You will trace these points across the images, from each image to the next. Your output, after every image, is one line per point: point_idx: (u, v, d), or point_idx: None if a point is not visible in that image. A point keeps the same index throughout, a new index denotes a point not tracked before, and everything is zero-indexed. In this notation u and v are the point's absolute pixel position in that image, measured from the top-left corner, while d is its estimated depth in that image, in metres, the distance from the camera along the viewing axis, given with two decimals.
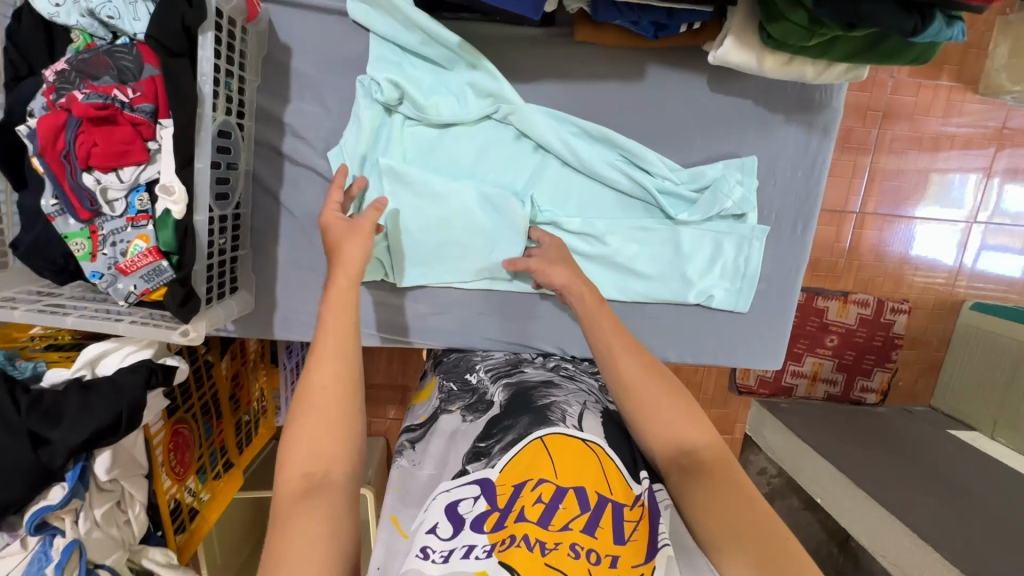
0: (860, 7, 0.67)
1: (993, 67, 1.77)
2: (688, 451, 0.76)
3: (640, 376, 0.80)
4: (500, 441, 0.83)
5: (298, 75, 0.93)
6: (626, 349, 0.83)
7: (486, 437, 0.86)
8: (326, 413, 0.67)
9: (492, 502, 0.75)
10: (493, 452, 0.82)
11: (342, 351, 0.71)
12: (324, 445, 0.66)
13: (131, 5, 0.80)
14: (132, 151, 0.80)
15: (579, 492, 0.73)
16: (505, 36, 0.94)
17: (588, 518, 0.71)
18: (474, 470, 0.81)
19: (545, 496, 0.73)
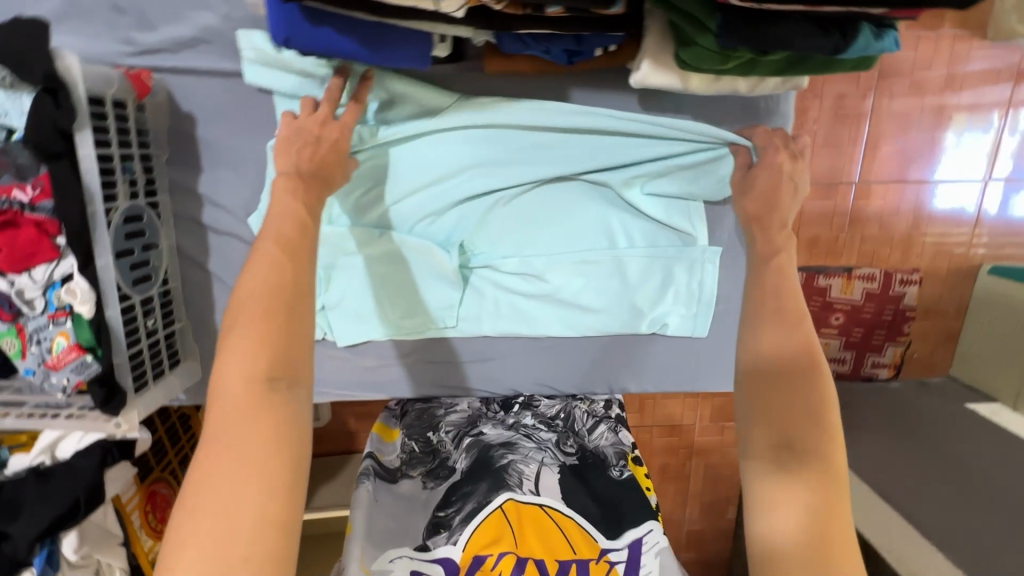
0: (766, 33, 0.59)
1: (1002, 8, 1.58)
2: (793, 442, 0.65)
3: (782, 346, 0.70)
4: (460, 512, 0.80)
5: (206, 143, 0.89)
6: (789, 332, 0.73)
7: (444, 506, 0.81)
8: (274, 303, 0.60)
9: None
10: (454, 524, 0.79)
11: (286, 246, 0.65)
12: (274, 330, 0.59)
13: (14, 99, 0.74)
14: (39, 251, 0.79)
15: (540, 563, 0.76)
16: (415, 78, 0.87)
17: None
18: (436, 546, 0.77)
19: (505, 570, 0.75)
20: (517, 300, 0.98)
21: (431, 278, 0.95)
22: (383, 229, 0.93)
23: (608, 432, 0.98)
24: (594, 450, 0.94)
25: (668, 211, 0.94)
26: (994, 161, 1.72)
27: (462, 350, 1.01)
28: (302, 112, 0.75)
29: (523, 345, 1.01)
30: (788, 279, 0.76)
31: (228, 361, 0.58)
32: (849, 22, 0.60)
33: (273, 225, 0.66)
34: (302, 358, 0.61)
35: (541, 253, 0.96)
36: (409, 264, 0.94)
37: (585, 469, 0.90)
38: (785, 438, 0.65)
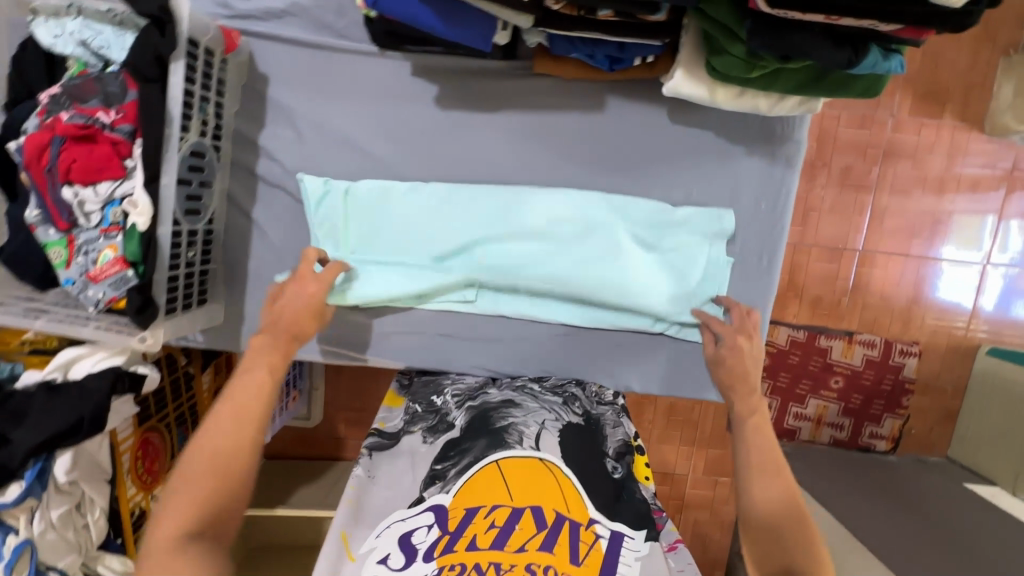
0: (787, 41, 0.68)
1: (998, 108, 1.72)
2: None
3: (766, 464, 0.81)
4: (456, 464, 0.71)
5: (274, 102, 0.99)
6: (763, 451, 0.83)
7: (442, 460, 0.73)
8: (220, 469, 0.69)
9: (445, 528, 0.65)
10: (449, 475, 0.70)
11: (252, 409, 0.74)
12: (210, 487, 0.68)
13: (121, 36, 0.87)
14: (109, 168, 0.85)
15: (535, 513, 0.66)
16: (469, 69, 0.97)
17: (544, 537, 0.64)
18: (430, 495, 0.69)
19: (498, 521, 0.65)
20: (538, 285, 1.03)
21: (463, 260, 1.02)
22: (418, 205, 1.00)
23: (613, 415, 0.91)
24: (598, 417, 0.87)
25: (694, 217, 1.00)
26: (994, 248, 1.80)
27: (477, 326, 1.05)
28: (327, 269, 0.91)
29: (536, 333, 1.05)
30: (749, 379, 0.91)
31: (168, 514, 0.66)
32: (861, 39, 0.69)
33: (242, 387, 0.76)
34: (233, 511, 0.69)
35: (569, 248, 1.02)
36: (436, 237, 1.01)
37: (587, 432, 0.80)
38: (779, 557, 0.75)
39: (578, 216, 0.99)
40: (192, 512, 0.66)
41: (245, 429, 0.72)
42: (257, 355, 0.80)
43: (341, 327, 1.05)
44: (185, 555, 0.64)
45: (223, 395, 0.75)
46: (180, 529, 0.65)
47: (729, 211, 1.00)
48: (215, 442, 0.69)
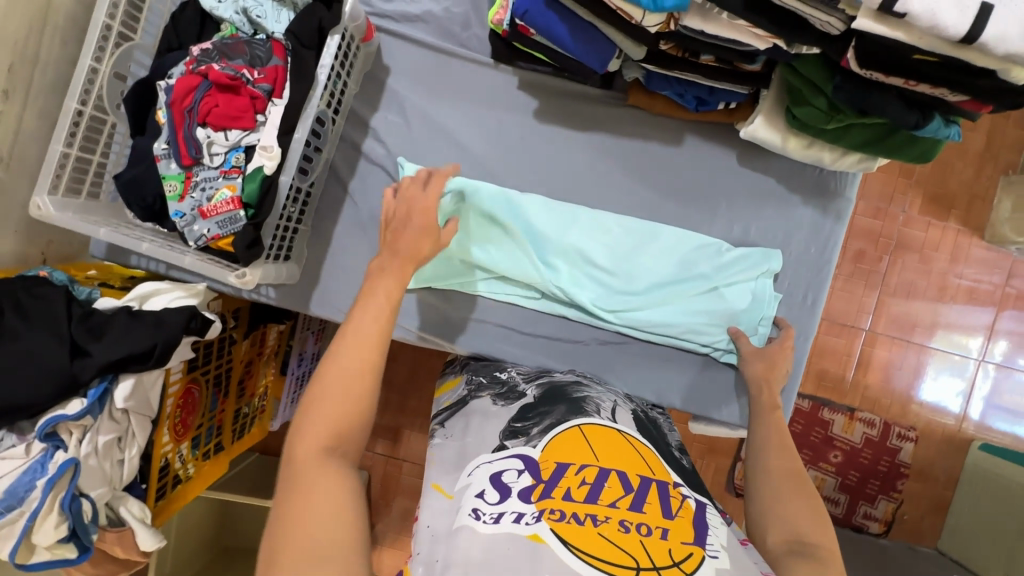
0: (871, 97, 0.80)
1: (998, 218, 1.89)
2: (803, 539, 0.72)
3: (779, 449, 0.86)
4: (539, 423, 0.73)
5: (390, 91, 1.10)
6: (779, 445, 0.87)
7: (521, 419, 0.75)
8: (354, 392, 0.68)
9: (537, 476, 0.64)
10: (531, 432, 0.71)
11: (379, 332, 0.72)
12: (347, 408, 0.67)
13: (277, 11, 0.99)
14: (242, 118, 0.93)
15: (622, 474, 0.64)
16: (567, 91, 1.09)
17: (633, 498, 0.62)
18: (513, 446, 0.70)
19: (589, 477, 0.63)
20: (598, 292, 1.09)
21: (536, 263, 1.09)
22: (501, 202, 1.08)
23: (665, 421, 0.96)
24: (655, 419, 0.92)
25: (750, 254, 1.09)
26: (985, 353, 1.91)
27: (536, 323, 1.11)
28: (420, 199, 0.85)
29: (588, 338, 1.12)
30: (764, 389, 1.00)
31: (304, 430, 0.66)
32: (929, 107, 0.82)
33: (362, 312, 0.73)
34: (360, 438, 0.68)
35: (634, 267, 1.09)
36: (510, 233, 1.09)
37: (652, 426, 0.84)
38: (792, 525, 0.74)
39: (643, 233, 1.09)
40: (329, 431, 0.66)
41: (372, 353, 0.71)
42: (379, 278, 0.77)
43: (408, 304, 1.11)
44: (326, 475, 0.62)
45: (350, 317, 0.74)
46: (320, 445, 0.64)
47: (778, 251, 1.10)
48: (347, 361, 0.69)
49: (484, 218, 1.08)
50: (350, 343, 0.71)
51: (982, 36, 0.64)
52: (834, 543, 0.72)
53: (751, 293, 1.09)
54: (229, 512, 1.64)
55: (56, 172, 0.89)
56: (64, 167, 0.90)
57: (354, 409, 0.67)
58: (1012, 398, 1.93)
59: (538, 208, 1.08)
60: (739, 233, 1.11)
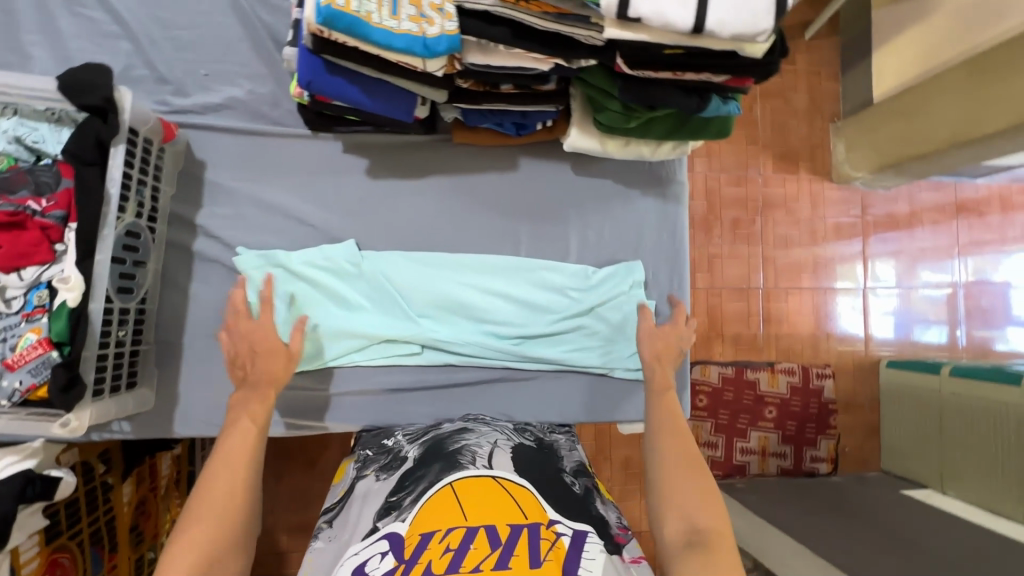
0: (652, 93, 0.86)
1: (838, 161, 2.06)
2: (698, 530, 0.73)
3: (676, 434, 0.87)
4: (412, 492, 0.70)
5: (212, 184, 1.05)
6: (674, 429, 0.88)
7: (397, 491, 0.72)
8: (227, 514, 0.73)
9: (400, 556, 0.61)
10: (404, 504, 0.68)
11: (251, 447, 0.81)
12: (225, 533, 0.72)
13: (57, 132, 0.92)
14: (36, 252, 0.85)
15: (490, 530, 0.61)
16: (394, 143, 1.10)
17: (499, 556, 0.58)
18: (383, 525, 0.66)
19: (453, 543, 0.59)
20: (476, 330, 1.09)
21: (406, 319, 1.07)
22: (356, 267, 1.06)
23: (564, 441, 0.94)
24: (550, 442, 0.90)
25: (615, 271, 1.12)
26: (867, 280, 2.06)
27: (425, 378, 1.08)
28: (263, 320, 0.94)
29: (477, 376, 1.09)
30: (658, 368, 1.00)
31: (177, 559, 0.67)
32: (706, 91, 0.89)
33: (229, 439, 0.81)
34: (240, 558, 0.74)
35: (507, 298, 1.10)
36: (373, 294, 1.07)
37: (541, 453, 0.83)
38: (689, 519, 0.75)
39: (505, 265, 1.10)
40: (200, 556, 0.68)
41: (245, 472, 0.78)
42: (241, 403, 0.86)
43: (285, 396, 1.04)
44: None
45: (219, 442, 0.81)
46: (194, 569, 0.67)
47: (637, 262, 1.14)
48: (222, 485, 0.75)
49: (342, 286, 1.05)
50: (225, 471, 0.77)
51: (707, 27, 0.71)
52: (725, 524, 0.75)
53: (621, 295, 1.12)
54: None
55: None
56: None
57: (228, 533, 0.73)
58: (903, 315, 2.08)
59: (396, 264, 1.07)
60: (596, 241, 1.14)
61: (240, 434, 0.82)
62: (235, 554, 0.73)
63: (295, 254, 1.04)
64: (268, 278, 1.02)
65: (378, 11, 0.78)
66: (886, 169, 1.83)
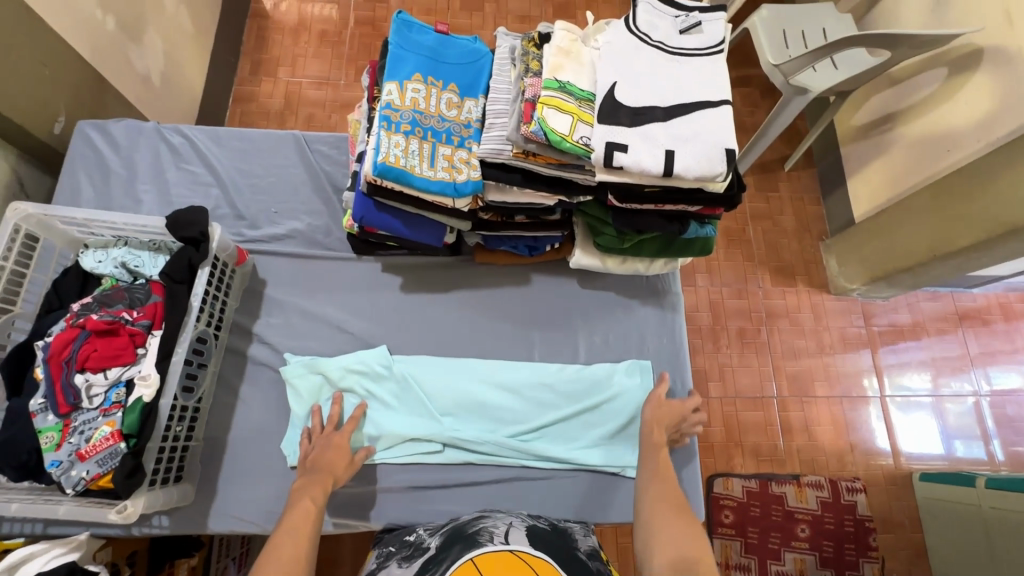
0: (640, 221, 1.05)
1: (833, 275, 2.15)
2: (685, 557, 0.82)
3: (663, 481, 0.97)
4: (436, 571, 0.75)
5: (269, 298, 1.24)
6: (660, 476, 0.99)
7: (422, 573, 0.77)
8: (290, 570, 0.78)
9: None
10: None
11: (310, 526, 0.88)
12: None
13: (154, 257, 1.13)
14: (122, 355, 1.01)
15: None
16: (425, 263, 1.29)
17: None
18: None
19: None
20: (494, 429, 1.17)
21: (430, 418, 1.16)
22: (387, 369, 1.18)
23: (580, 528, 1.02)
24: (564, 527, 0.96)
25: (622, 368, 1.23)
26: (881, 391, 2.05)
27: (445, 475, 1.14)
28: (314, 432, 1.07)
29: (494, 474, 1.15)
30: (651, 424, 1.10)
31: None
32: (686, 218, 1.07)
33: (291, 514, 0.89)
34: None
35: (522, 398, 1.20)
36: (400, 394, 1.17)
37: (556, 534, 0.89)
38: (678, 550, 0.83)
39: (520, 368, 1.21)
40: None
41: (305, 542, 0.84)
42: (302, 488, 0.95)
43: None
44: None
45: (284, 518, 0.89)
46: None
47: (644, 359, 1.25)
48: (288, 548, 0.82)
49: (374, 386, 1.17)
50: (288, 541, 0.84)
51: (674, 170, 0.91)
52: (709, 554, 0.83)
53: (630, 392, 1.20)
54: None
55: None
56: None
57: None
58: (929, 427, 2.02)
59: (422, 368, 1.20)
60: (602, 345, 1.27)
61: (300, 512, 0.89)
62: None
63: (333, 360, 1.17)
64: (310, 380, 1.15)
65: (420, 164, 1.00)
66: (877, 280, 1.92)
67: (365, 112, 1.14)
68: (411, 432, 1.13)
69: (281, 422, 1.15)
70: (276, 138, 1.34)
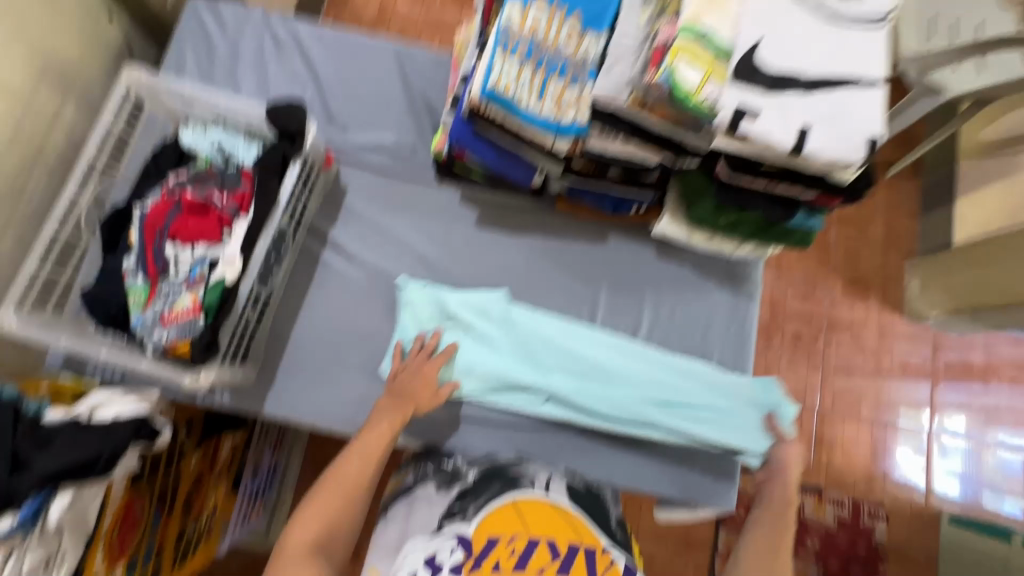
0: (745, 198, 0.99)
1: (910, 297, 2.00)
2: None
3: (778, 515, 1.05)
4: (474, 501, 0.81)
5: (348, 208, 1.25)
6: (779, 514, 1.05)
7: (460, 499, 0.82)
8: (345, 493, 0.91)
9: (468, 552, 0.76)
10: (468, 508, 0.80)
11: (377, 449, 0.96)
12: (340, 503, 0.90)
13: (249, 146, 1.15)
14: (209, 234, 1.03)
15: (547, 544, 0.77)
16: (505, 203, 1.27)
17: (558, 565, 0.76)
18: (450, 526, 0.79)
19: (517, 548, 0.77)
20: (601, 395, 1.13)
21: (533, 370, 1.15)
22: (502, 315, 1.17)
23: (610, 494, 0.99)
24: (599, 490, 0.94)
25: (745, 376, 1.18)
26: (932, 427, 1.94)
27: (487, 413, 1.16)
28: (411, 354, 1.10)
29: (534, 422, 1.16)
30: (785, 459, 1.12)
31: (307, 519, 0.87)
32: (794, 204, 1.00)
33: (368, 436, 0.97)
34: (345, 529, 0.90)
35: (633, 368, 1.16)
36: (509, 340, 1.16)
37: (593, 497, 0.87)
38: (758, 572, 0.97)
39: (632, 345, 1.19)
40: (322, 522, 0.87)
41: (369, 467, 0.94)
42: (381, 412, 1.02)
43: (361, 399, 1.14)
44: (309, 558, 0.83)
45: (359, 438, 0.97)
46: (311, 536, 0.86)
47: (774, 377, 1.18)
48: (349, 474, 0.93)
49: (486, 328, 1.16)
50: (353, 462, 0.94)
51: (805, 148, 0.83)
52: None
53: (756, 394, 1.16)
54: None
55: (25, 288, 0.97)
56: (32, 286, 0.99)
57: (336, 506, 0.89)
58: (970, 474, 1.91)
59: (534, 320, 1.18)
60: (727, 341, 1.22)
61: (374, 437, 0.97)
62: (346, 524, 0.90)
63: (455, 294, 1.17)
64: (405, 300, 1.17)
65: (528, 95, 0.95)
66: (961, 312, 1.78)
67: (478, 30, 1.09)
68: (513, 380, 1.13)
69: (341, 329, 1.18)
70: (377, 47, 1.30)
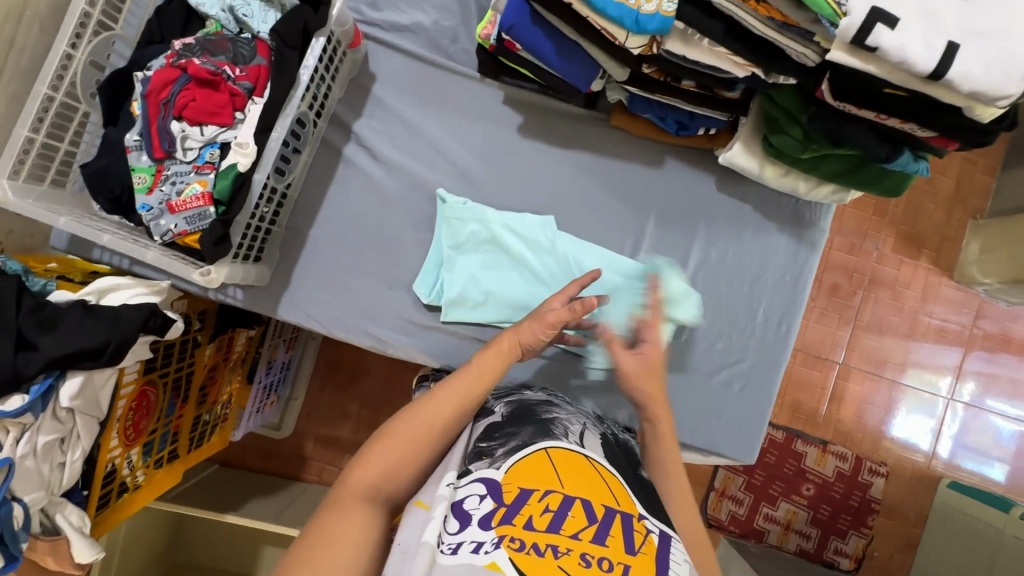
0: (844, 130, 0.83)
1: (965, 260, 1.75)
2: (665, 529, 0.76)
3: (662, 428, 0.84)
4: (504, 445, 0.73)
5: (375, 98, 1.10)
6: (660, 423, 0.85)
7: (487, 439, 0.76)
8: (421, 442, 0.71)
9: (499, 501, 0.65)
10: (496, 454, 0.72)
11: (465, 396, 0.76)
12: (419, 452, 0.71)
13: (265, 12, 0.99)
14: (220, 114, 0.92)
15: (586, 504, 0.65)
16: (553, 109, 1.11)
17: (596, 530, 0.63)
18: (475, 469, 0.71)
19: (552, 505, 0.64)
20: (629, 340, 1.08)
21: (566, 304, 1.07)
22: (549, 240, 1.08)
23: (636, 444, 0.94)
24: (625, 440, 0.89)
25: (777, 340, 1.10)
26: (953, 393, 1.76)
27: None
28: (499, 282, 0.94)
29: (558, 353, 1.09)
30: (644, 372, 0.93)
31: (371, 465, 0.67)
32: (901, 143, 0.84)
33: (458, 379, 0.78)
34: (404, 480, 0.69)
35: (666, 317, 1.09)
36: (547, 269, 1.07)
37: (622, 447, 0.84)
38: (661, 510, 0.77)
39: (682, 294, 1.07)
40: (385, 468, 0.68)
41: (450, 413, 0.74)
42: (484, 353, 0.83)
43: (378, 310, 1.07)
44: (365, 511, 0.63)
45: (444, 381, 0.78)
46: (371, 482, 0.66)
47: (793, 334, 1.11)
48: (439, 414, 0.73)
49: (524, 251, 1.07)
50: (441, 410, 0.74)
51: (948, 74, 0.67)
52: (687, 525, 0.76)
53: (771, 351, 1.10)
54: (181, 527, 1.48)
55: (20, 156, 0.87)
56: (28, 152, 0.88)
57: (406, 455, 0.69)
58: (975, 446, 1.76)
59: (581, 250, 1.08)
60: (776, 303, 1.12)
61: (470, 379, 0.78)
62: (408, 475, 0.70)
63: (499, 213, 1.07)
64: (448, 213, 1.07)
65: None
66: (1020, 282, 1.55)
67: None
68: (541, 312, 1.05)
69: (361, 234, 1.09)
70: None
